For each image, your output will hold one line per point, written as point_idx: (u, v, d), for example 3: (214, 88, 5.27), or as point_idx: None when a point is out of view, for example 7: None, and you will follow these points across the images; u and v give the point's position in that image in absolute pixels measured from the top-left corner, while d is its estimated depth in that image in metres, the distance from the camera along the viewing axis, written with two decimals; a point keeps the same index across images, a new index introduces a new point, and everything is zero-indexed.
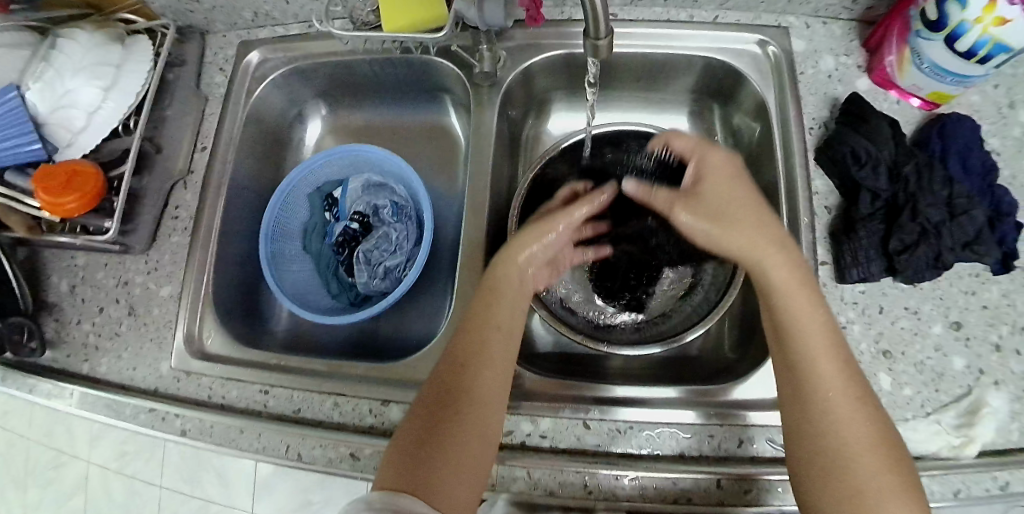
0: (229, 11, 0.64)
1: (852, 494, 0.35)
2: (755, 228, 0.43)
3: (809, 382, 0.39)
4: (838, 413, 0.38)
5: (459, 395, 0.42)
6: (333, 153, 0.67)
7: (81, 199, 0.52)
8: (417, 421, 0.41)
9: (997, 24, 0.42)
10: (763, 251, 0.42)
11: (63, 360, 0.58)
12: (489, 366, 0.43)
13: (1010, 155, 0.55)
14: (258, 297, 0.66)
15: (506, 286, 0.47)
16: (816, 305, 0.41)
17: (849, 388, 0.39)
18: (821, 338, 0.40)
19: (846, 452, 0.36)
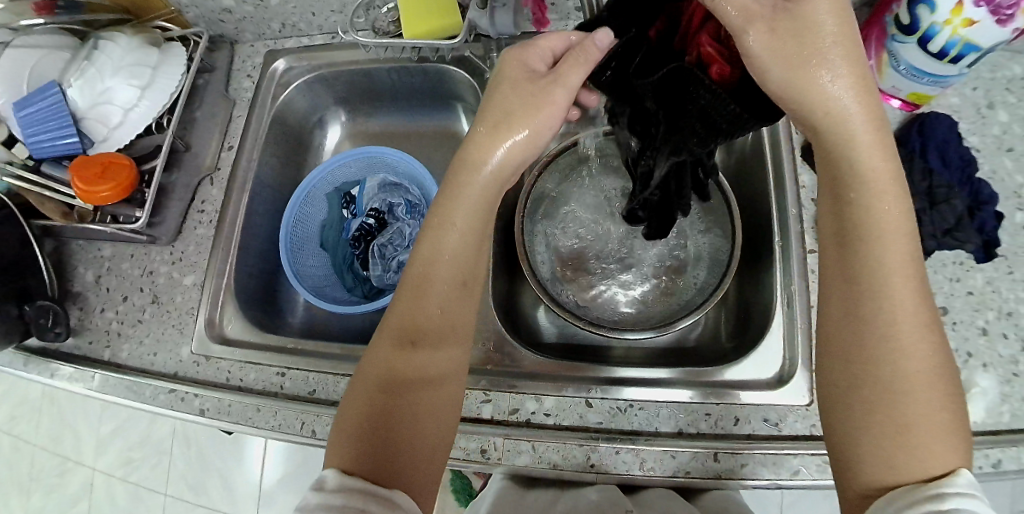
0: (258, 22, 0.69)
1: (901, 428, 0.33)
2: (844, 80, 0.34)
3: (876, 301, 0.35)
4: (902, 336, 0.34)
5: (410, 370, 0.41)
6: (352, 154, 0.70)
7: (114, 188, 0.57)
8: (369, 400, 0.41)
9: (965, 25, 0.46)
10: (850, 130, 0.35)
11: (85, 346, 0.60)
12: (441, 336, 0.43)
13: (990, 152, 0.59)
14: (278, 289, 0.70)
15: (454, 233, 0.44)
16: (902, 212, 0.36)
17: (919, 313, 0.35)
18: (896, 252, 0.35)
19: (902, 383, 0.34)
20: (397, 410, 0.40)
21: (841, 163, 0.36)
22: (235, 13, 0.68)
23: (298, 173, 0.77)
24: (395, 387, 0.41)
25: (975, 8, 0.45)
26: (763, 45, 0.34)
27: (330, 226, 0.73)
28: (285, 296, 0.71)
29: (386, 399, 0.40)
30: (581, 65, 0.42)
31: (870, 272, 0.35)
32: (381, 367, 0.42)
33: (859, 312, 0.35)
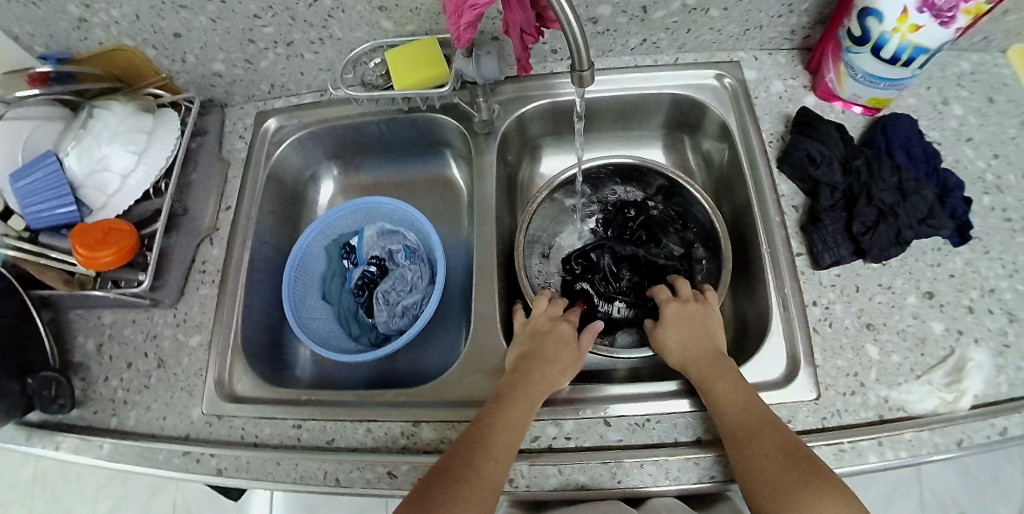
0: (248, 85, 0.73)
1: (774, 489, 0.41)
2: (698, 330, 0.55)
3: (724, 415, 0.47)
4: (736, 436, 0.45)
5: (485, 441, 0.45)
6: (349, 206, 0.73)
7: (115, 252, 0.57)
8: (454, 458, 0.45)
9: (912, 31, 0.50)
10: (684, 351, 0.54)
11: (89, 417, 0.59)
12: (514, 417, 0.48)
13: (950, 144, 0.64)
14: (283, 343, 0.70)
15: (539, 356, 0.53)
16: (723, 368, 0.51)
17: (754, 413, 0.46)
18: (726, 381, 0.49)
19: (760, 462, 0.43)
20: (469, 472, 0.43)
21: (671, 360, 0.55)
22: (225, 77, 0.71)
23: (294, 228, 0.78)
24: (473, 451, 0.45)
25: (918, 14, 0.49)
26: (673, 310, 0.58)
27: (331, 278, 0.73)
28: (288, 350, 0.71)
29: (465, 460, 0.44)
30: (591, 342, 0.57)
31: (713, 398, 0.48)
32: (467, 435, 0.46)
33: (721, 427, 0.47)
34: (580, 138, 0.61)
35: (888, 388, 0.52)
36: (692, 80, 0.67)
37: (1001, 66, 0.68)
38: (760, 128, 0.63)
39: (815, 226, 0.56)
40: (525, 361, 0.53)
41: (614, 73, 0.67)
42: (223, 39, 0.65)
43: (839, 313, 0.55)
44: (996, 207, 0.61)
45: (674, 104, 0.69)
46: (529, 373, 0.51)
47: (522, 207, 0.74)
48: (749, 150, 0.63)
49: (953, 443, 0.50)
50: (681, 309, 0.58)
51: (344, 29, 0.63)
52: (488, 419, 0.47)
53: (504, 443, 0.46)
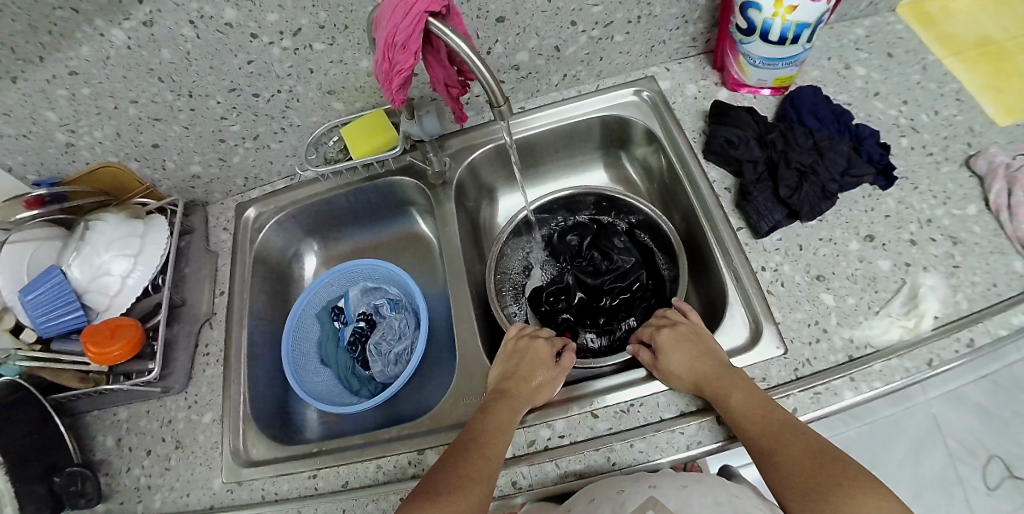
0: (224, 181, 0.79)
1: (807, 490, 0.41)
2: (696, 348, 0.54)
3: (747, 427, 0.47)
4: (775, 451, 0.44)
5: (474, 449, 0.49)
6: (333, 272, 0.78)
7: (125, 346, 0.62)
8: (447, 461, 0.49)
9: (789, 11, 0.57)
10: (695, 371, 0.52)
11: (116, 508, 0.62)
12: (498, 429, 0.51)
13: (859, 101, 0.70)
14: (291, 408, 0.74)
15: (525, 372, 0.57)
16: (740, 382, 0.50)
17: (775, 421, 0.46)
18: (743, 393, 0.49)
19: (790, 466, 0.43)
20: (458, 493, 0.45)
21: (684, 382, 0.52)
22: (203, 177, 0.77)
23: (283, 301, 0.82)
24: (462, 457, 0.48)
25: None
26: (670, 333, 0.57)
27: (325, 341, 0.77)
28: (294, 414, 0.74)
29: (457, 464, 0.48)
30: (574, 360, 0.60)
31: (733, 406, 0.48)
32: (462, 441, 0.50)
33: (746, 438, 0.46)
34: (514, 153, 0.68)
35: (852, 329, 0.55)
36: (616, 101, 0.75)
37: (894, 24, 0.77)
38: (682, 127, 0.70)
39: (747, 199, 0.62)
40: (497, 387, 0.56)
41: (546, 108, 0.75)
42: (197, 143, 0.72)
43: (787, 272, 0.59)
44: (915, 146, 0.66)
45: (605, 125, 0.76)
46: (501, 398, 0.54)
47: (488, 245, 0.80)
48: (675, 147, 0.70)
49: (924, 364, 0.53)
50: (675, 332, 0.57)
51: (301, 116, 0.71)
52: (473, 442, 0.49)
53: (493, 457, 0.49)
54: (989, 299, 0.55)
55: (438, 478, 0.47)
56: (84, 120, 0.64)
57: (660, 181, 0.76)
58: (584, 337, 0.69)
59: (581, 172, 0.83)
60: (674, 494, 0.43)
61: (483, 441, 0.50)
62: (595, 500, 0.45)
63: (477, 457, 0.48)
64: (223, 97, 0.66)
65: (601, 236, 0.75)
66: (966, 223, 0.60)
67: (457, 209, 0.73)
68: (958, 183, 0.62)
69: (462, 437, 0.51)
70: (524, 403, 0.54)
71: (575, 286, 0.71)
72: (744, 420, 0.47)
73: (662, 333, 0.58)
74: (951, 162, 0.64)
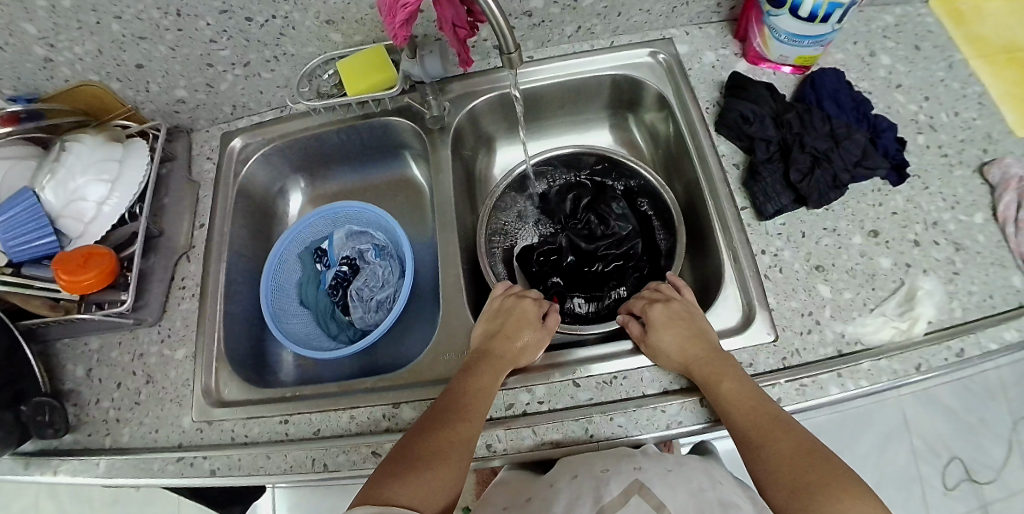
0: (211, 108, 0.75)
1: (793, 490, 0.41)
2: (689, 330, 0.53)
3: (736, 417, 0.46)
4: (764, 443, 0.44)
5: (456, 411, 0.47)
6: (319, 212, 0.75)
7: (98, 276, 0.59)
8: (428, 421, 0.47)
9: None
10: (688, 354, 0.51)
11: (85, 439, 0.61)
12: (481, 391, 0.50)
13: (880, 91, 0.67)
14: (266, 351, 0.72)
15: (510, 332, 0.55)
16: (732, 370, 0.49)
17: (765, 413, 0.46)
18: (734, 383, 0.47)
19: (777, 463, 0.43)
20: (438, 460, 0.44)
21: (674, 364, 0.51)
22: (188, 102, 0.73)
23: (267, 240, 0.80)
24: (444, 418, 0.47)
25: None
26: (664, 311, 0.56)
27: (307, 282, 0.75)
28: (271, 357, 0.72)
29: (438, 425, 0.46)
30: (558, 323, 0.59)
31: (723, 396, 0.47)
32: (444, 401, 0.49)
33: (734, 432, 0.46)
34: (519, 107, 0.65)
35: (844, 324, 0.54)
36: (629, 60, 0.72)
37: (924, 15, 0.73)
38: (696, 96, 0.67)
39: (755, 179, 0.60)
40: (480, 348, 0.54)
41: (556, 61, 0.72)
42: (184, 66, 0.68)
43: (787, 259, 0.58)
44: (931, 145, 0.64)
45: (615, 84, 0.73)
46: (485, 361, 0.53)
47: (483, 200, 0.78)
48: (685, 114, 0.67)
49: (912, 368, 0.52)
50: (668, 311, 0.55)
51: (296, 46, 0.67)
52: (453, 405, 0.48)
53: (475, 419, 0.47)
54: (984, 310, 0.54)
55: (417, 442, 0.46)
56: (64, 34, 0.60)
57: (666, 150, 0.74)
58: (569, 300, 0.67)
59: (584, 133, 0.81)
60: (660, 479, 0.42)
61: (465, 404, 0.48)
62: (578, 477, 0.44)
63: (460, 418, 0.47)
64: (214, 19, 0.61)
65: (598, 197, 0.73)
66: (972, 231, 0.58)
67: (453, 157, 0.71)
68: (969, 189, 0.61)
69: (442, 399, 0.49)
70: (508, 364, 0.53)
71: (567, 248, 0.70)
72: (734, 410, 0.46)
73: (655, 311, 0.56)
74: (966, 166, 0.62)
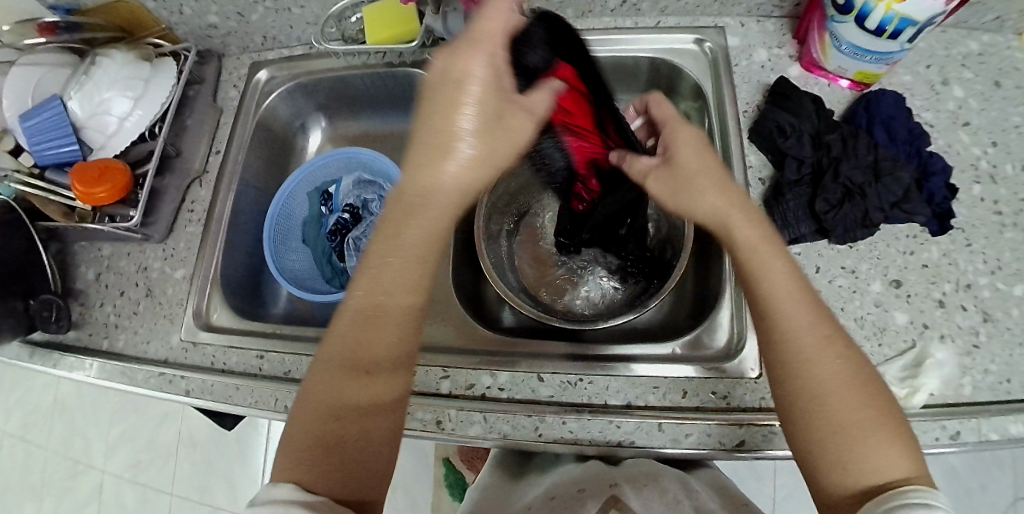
0: (241, 36, 0.75)
1: (836, 423, 0.37)
2: (718, 189, 0.44)
3: (791, 321, 0.39)
4: (817, 362, 0.38)
5: (353, 371, 0.39)
6: (332, 154, 0.74)
7: (111, 190, 0.62)
8: (322, 395, 0.39)
9: (897, 1, 0.47)
10: (729, 218, 0.43)
11: (86, 337, 0.66)
12: (372, 333, 0.40)
13: (943, 127, 0.60)
14: (262, 284, 0.74)
15: (408, 226, 0.40)
16: (780, 258, 0.42)
17: (821, 326, 0.39)
18: (789, 270, 0.41)
19: (831, 384, 0.38)
20: (356, 426, 0.38)
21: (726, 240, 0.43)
22: (219, 28, 0.73)
23: (280, 173, 0.81)
24: (342, 385, 0.39)
25: None
26: (687, 153, 0.46)
27: (310, 222, 0.76)
28: (267, 289, 0.74)
29: (338, 397, 0.39)
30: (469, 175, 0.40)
31: (769, 295, 0.41)
32: (332, 365, 0.39)
33: (773, 349, 0.40)
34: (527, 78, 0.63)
35: None
36: (671, 45, 0.67)
37: (1013, 50, 0.64)
38: (736, 95, 0.62)
39: (777, 200, 0.56)
40: (368, 254, 0.41)
41: (594, 34, 0.67)
42: None
43: None
44: (986, 198, 0.57)
45: (653, 68, 0.68)
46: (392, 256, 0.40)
47: None
48: (720, 114, 0.62)
49: None
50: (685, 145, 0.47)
51: None
52: (346, 362, 0.39)
53: (375, 365, 0.40)
54: (995, 393, 0.50)
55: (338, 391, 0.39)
56: None
57: None
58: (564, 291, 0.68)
59: None
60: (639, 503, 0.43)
61: (370, 342, 0.40)
62: (554, 498, 0.45)
63: (358, 376, 0.39)
64: None
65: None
66: (1007, 302, 0.53)
67: None
68: (1017, 254, 0.54)
69: (354, 328, 0.39)
70: (396, 276, 0.40)
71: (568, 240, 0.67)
72: (792, 318, 0.39)
73: (677, 153, 0.46)
74: (1020, 228, 0.55)
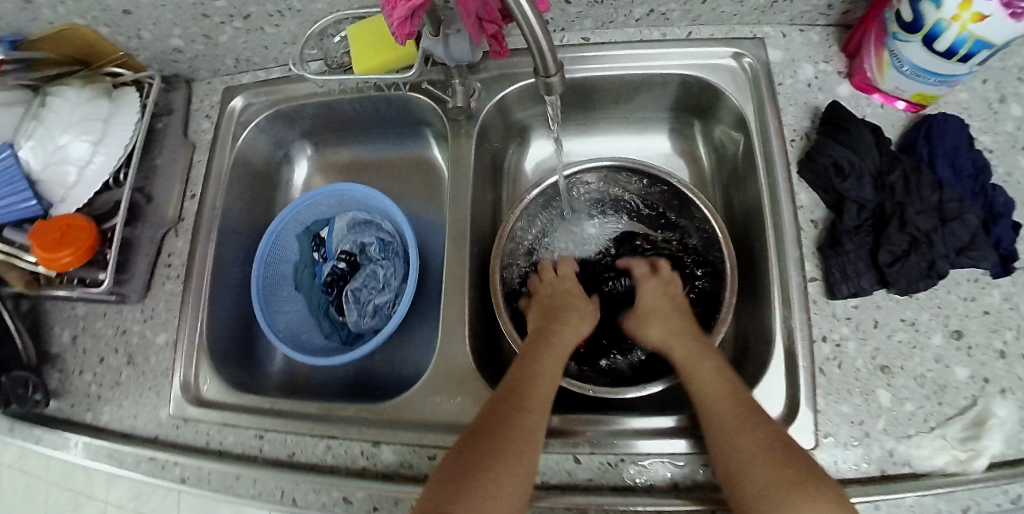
0: (211, 59, 0.67)
1: (768, 487, 0.39)
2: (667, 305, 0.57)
3: (713, 406, 0.45)
4: (736, 438, 0.42)
5: (507, 433, 0.43)
6: (321, 191, 0.67)
7: (75, 253, 0.55)
8: (470, 443, 0.43)
9: (974, 20, 0.41)
10: (676, 336, 0.53)
11: (66, 409, 0.60)
12: (526, 413, 0.45)
13: (1003, 152, 0.54)
14: (256, 339, 0.68)
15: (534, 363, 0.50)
16: (711, 359, 0.49)
17: (739, 405, 0.45)
18: (714, 370, 0.48)
19: (742, 456, 0.41)
20: (488, 481, 0.40)
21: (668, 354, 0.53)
22: (184, 52, 0.65)
23: (267, 209, 0.74)
24: (490, 439, 0.42)
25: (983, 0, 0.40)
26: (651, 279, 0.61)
27: (301, 270, 0.69)
28: (263, 344, 0.69)
29: (481, 450, 0.42)
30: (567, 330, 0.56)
31: (700, 392, 0.48)
32: (490, 421, 0.44)
33: (706, 428, 0.45)
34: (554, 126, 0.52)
35: (896, 439, 0.46)
36: (706, 59, 0.59)
37: None
38: (782, 121, 0.55)
39: (835, 250, 0.50)
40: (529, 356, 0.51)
41: (617, 47, 0.59)
42: (175, 14, 0.58)
43: (849, 351, 0.49)
44: None
45: (684, 85, 0.61)
46: (567, 339, 0.54)
47: (508, 199, 0.69)
48: (763, 140, 0.56)
49: (958, 510, 0.44)
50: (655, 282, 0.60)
51: (304, 1, 0.56)
52: (506, 421, 0.44)
53: (522, 437, 0.43)
54: None
55: (512, 433, 0.43)
56: None
57: (731, 170, 0.63)
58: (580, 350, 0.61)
59: (638, 134, 0.69)
60: None
61: (524, 418, 0.44)
62: None
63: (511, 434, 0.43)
64: None
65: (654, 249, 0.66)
66: None
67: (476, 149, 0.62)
68: None
69: (510, 401, 0.45)
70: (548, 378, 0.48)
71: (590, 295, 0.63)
72: (711, 401, 0.46)
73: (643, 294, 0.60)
74: None
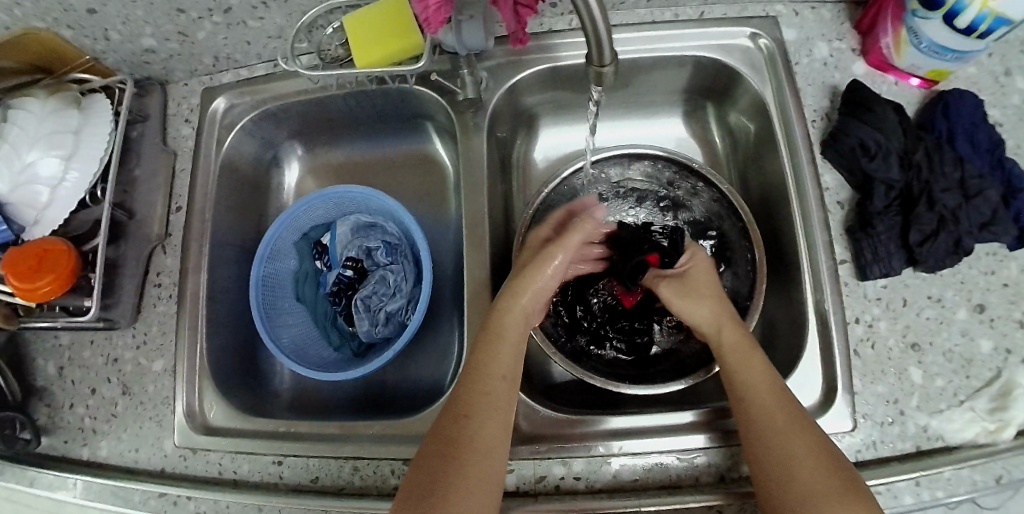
0: (187, 59, 0.62)
1: (800, 494, 0.36)
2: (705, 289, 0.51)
3: (755, 404, 0.42)
4: (783, 440, 0.39)
5: (459, 441, 0.39)
6: (320, 196, 0.63)
7: (54, 281, 0.50)
8: (429, 454, 0.39)
9: None
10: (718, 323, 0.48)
11: (58, 448, 0.55)
12: (491, 414, 0.41)
13: (1013, 124, 0.54)
14: (258, 357, 0.65)
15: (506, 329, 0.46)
16: (760, 358, 0.45)
17: (788, 407, 0.41)
18: (762, 370, 0.43)
19: (783, 458, 0.38)
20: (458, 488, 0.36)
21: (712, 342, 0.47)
22: (158, 53, 0.60)
23: (259, 217, 0.70)
24: (450, 447, 0.39)
25: None
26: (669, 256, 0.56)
27: (303, 280, 0.66)
28: (265, 361, 0.65)
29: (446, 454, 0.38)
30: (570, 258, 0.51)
31: (747, 390, 0.43)
32: (445, 427, 0.40)
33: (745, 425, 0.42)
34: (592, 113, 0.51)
35: (928, 416, 0.46)
36: (719, 39, 0.57)
37: None
38: (800, 101, 0.55)
39: (865, 232, 0.49)
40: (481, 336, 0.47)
41: (627, 31, 0.57)
42: (147, 11, 0.53)
43: (881, 331, 0.49)
44: None
45: (698, 67, 0.59)
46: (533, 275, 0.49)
47: (517, 192, 0.66)
48: (782, 122, 0.55)
49: (991, 480, 0.45)
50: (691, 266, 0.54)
51: None
52: (459, 427, 0.40)
53: (477, 441, 0.39)
54: None
55: (464, 437, 0.39)
56: None
57: (746, 153, 0.62)
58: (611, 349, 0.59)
59: (646, 120, 0.68)
60: None
61: (476, 418, 0.40)
62: None
63: (463, 442, 0.39)
64: None
65: None
66: None
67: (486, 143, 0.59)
68: None
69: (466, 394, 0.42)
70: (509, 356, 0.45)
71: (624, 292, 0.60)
72: (757, 395, 0.42)
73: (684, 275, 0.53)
74: None
